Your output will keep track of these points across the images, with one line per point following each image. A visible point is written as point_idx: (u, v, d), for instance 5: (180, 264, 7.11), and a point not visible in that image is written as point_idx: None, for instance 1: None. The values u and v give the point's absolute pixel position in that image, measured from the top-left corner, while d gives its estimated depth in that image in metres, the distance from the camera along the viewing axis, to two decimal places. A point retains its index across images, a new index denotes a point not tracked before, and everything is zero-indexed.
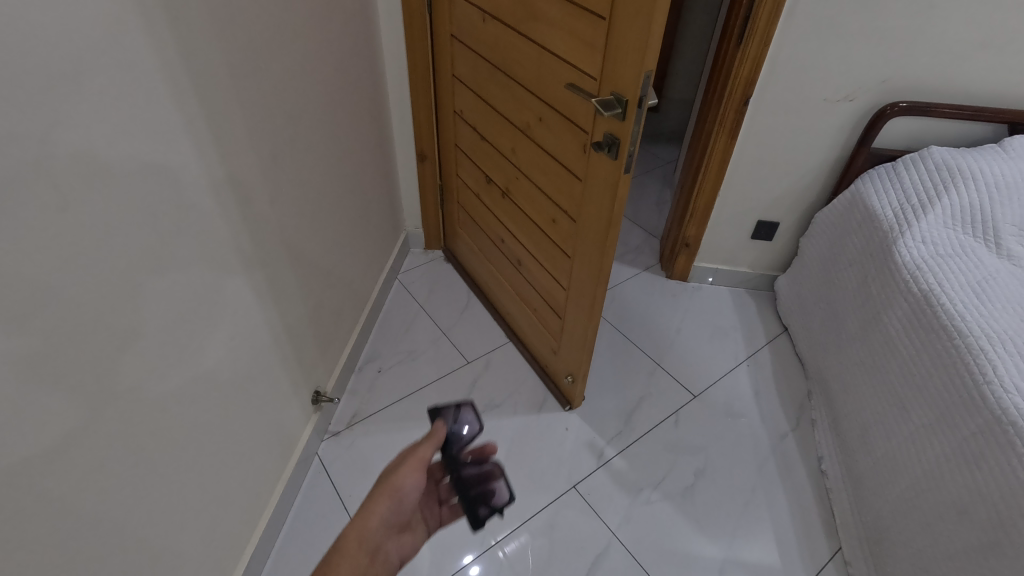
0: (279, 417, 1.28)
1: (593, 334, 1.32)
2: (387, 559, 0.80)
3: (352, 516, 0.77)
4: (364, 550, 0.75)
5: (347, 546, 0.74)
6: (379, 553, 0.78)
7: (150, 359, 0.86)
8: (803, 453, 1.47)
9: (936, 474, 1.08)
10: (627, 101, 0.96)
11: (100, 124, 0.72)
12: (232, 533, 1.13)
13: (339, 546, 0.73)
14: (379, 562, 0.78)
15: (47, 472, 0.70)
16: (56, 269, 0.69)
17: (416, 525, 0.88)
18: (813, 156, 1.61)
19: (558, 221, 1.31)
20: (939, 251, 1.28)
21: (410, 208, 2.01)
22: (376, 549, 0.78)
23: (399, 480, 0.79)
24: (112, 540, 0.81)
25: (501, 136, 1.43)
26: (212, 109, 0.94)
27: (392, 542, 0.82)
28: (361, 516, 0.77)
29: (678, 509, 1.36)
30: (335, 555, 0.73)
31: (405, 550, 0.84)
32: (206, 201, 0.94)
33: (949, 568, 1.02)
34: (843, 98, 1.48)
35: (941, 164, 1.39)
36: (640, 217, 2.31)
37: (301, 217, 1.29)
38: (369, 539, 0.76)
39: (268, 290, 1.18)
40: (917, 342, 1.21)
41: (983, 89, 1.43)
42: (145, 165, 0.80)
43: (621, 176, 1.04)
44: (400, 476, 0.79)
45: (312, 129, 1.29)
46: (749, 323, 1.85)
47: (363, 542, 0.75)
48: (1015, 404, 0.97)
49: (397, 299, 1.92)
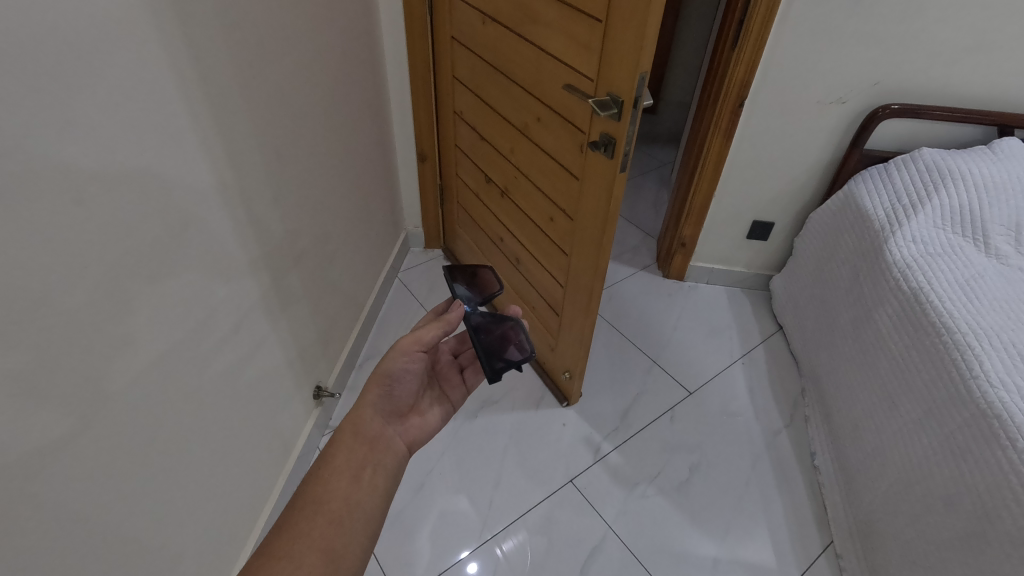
0: (280, 412, 1.30)
1: (590, 330, 1.34)
2: (392, 443, 0.86)
3: (348, 413, 0.86)
4: (361, 438, 0.83)
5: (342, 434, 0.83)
6: (382, 438, 0.85)
7: (154, 351, 0.88)
8: (796, 449, 1.49)
9: (924, 467, 1.10)
10: (623, 102, 0.99)
11: (106, 123, 0.75)
12: (235, 524, 1.15)
13: (337, 436, 0.82)
14: (385, 447, 0.85)
15: (53, 458, 0.72)
16: (63, 264, 0.71)
17: (426, 415, 0.94)
18: (807, 158, 1.64)
19: (556, 219, 1.34)
20: (929, 250, 1.31)
21: (410, 207, 2.03)
22: (377, 437, 0.85)
23: (385, 367, 0.89)
24: (118, 528, 0.83)
25: (500, 136, 1.45)
26: (217, 108, 0.96)
27: (398, 431, 0.89)
28: (354, 411, 0.86)
29: (672, 503, 1.38)
30: (332, 443, 0.81)
31: (414, 436, 0.90)
32: (209, 197, 0.97)
33: (936, 558, 1.04)
34: (836, 101, 1.51)
35: (932, 165, 1.42)
36: (637, 217, 2.33)
37: (304, 214, 1.31)
38: (365, 427, 0.85)
39: (271, 285, 1.21)
40: (907, 339, 1.24)
41: (972, 91, 1.46)
42: (151, 163, 0.83)
43: (617, 174, 1.07)
44: (385, 361, 0.89)
45: (316, 128, 1.32)
46: (744, 321, 1.87)
47: (357, 431, 0.84)
48: (1000, 397, 1.00)
49: (397, 297, 1.94)
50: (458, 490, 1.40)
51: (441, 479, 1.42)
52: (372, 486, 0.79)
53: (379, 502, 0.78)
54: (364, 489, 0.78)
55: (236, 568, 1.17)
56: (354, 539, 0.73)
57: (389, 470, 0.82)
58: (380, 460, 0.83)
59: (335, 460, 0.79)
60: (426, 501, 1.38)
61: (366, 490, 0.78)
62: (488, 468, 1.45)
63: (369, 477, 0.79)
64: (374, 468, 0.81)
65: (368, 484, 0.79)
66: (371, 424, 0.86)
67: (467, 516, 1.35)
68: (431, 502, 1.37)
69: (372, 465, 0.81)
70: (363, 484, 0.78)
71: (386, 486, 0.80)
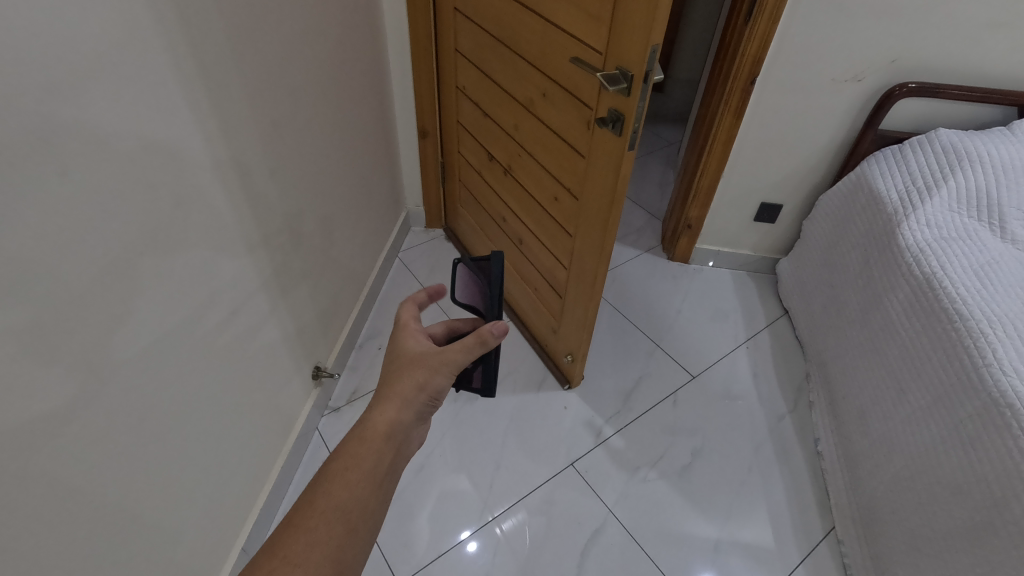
0: (279, 392, 1.29)
1: (593, 312, 1.32)
2: (413, 450, 0.81)
3: (383, 408, 0.76)
4: (393, 440, 0.76)
5: (375, 432, 0.75)
6: (408, 444, 0.79)
7: (151, 334, 0.85)
8: (800, 435, 1.48)
9: (932, 456, 1.09)
10: (633, 76, 0.95)
11: (96, 90, 0.71)
12: (234, 504, 1.15)
13: (366, 432, 0.75)
14: (407, 451, 0.79)
15: (51, 439, 0.70)
16: (52, 237, 0.68)
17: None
18: (818, 138, 1.59)
19: (560, 199, 1.30)
20: (943, 235, 1.27)
21: (411, 185, 2.00)
22: (406, 439, 0.78)
23: (437, 382, 0.79)
24: (118, 507, 0.82)
25: (504, 113, 1.41)
26: (212, 80, 0.92)
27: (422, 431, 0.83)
28: (392, 415, 0.76)
29: (674, 487, 1.37)
30: (362, 439, 0.74)
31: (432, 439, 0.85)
32: (205, 173, 0.93)
33: (941, 547, 1.04)
34: (851, 79, 1.46)
35: (948, 146, 1.38)
36: (642, 198, 2.30)
37: (302, 191, 1.28)
38: (400, 428, 0.77)
39: (269, 264, 1.18)
40: (918, 325, 1.21)
41: (992, 71, 1.41)
42: (143, 135, 0.79)
43: (626, 153, 1.03)
44: (437, 377, 0.79)
45: (314, 101, 1.28)
46: (749, 305, 1.85)
47: (392, 432, 0.76)
48: (1012, 386, 0.97)
49: (397, 277, 1.92)
50: (458, 470, 1.39)
51: (440, 460, 1.41)
52: (389, 496, 0.75)
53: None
54: (382, 499, 0.73)
55: (235, 547, 1.16)
56: (364, 550, 0.69)
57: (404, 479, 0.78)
58: (401, 466, 0.77)
59: (362, 463, 0.73)
60: (426, 481, 1.37)
61: (383, 500, 0.74)
62: (489, 450, 1.44)
63: (390, 487, 0.74)
64: (394, 477, 0.76)
65: (386, 493, 0.75)
66: (407, 428, 0.78)
67: (468, 496, 1.35)
68: (431, 482, 1.37)
69: (394, 472, 0.76)
70: (383, 493, 0.74)
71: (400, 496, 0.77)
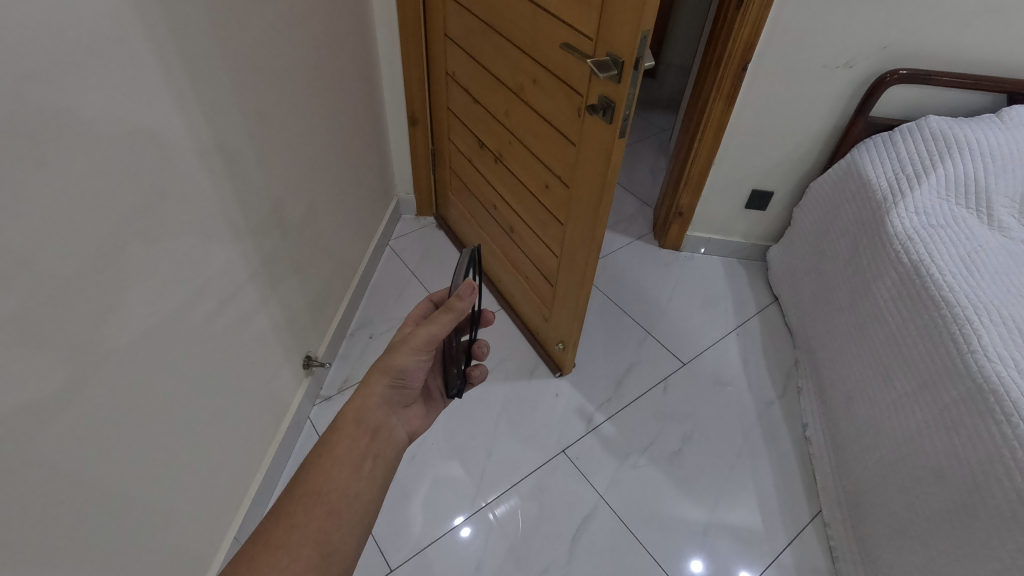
0: (270, 382, 1.28)
1: (584, 300, 1.32)
2: (393, 433, 0.83)
3: (350, 398, 0.81)
4: (364, 427, 0.80)
5: (346, 421, 0.79)
6: (384, 428, 0.82)
7: (138, 326, 0.84)
8: (788, 420, 1.50)
9: (915, 440, 1.11)
10: (623, 63, 0.94)
11: (74, 74, 0.69)
12: (225, 494, 1.14)
13: (338, 422, 0.78)
14: (386, 436, 0.82)
15: (37, 435, 0.70)
16: (33, 226, 0.66)
17: (424, 401, 0.93)
18: (810, 125, 1.59)
19: (551, 186, 1.30)
20: (931, 222, 1.28)
21: (401, 173, 1.98)
22: (379, 426, 0.82)
23: (396, 363, 0.82)
24: (107, 496, 0.82)
25: (494, 99, 1.40)
26: (195, 65, 0.90)
27: (399, 419, 0.86)
28: (361, 397, 0.81)
29: (664, 473, 1.39)
30: (334, 428, 0.78)
31: (415, 424, 0.88)
32: (190, 162, 0.92)
33: (922, 529, 1.06)
34: (843, 65, 1.46)
35: (938, 133, 1.38)
36: (634, 185, 2.29)
37: (289, 179, 1.26)
38: (369, 415, 0.81)
39: (257, 254, 1.16)
40: (906, 312, 1.22)
41: (984, 56, 1.41)
42: (125, 119, 0.77)
43: (617, 140, 1.02)
44: (397, 358, 0.81)
45: (301, 88, 1.25)
46: (739, 292, 1.85)
47: (362, 417, 0.80)
48: (996, 372, 0.99)
49: (388, 265, 1.91)
50: (451, 458, 1.40)
51: (433, 448, 1.41)
52: (372, 478, 0.77)
53: (377, 494, 0.76)
54: (364, 481, 0.76)
55: (227, 537, 1.17)
56: (351, 530, 0.71)
57: (388, 461, 0.80)
58: (380, 450, 0.80)
59: (338, 448, 0.76)
60: (418, 469, 1.37)
61: (365, 481, 0.76)
62: (482, 437, 1.44)
63: (370, 468, 0.77)
64: (375, 459, 0.78)
65: (369, 475, 0.77)
66: (373, 411, 0.82)
67: (460, 483, 1.36)
68: (423, 470, 1.37)
69: (373, 456, 0.79)
70: (364, 475, 0.76)
71: (385, 477, 0.79)
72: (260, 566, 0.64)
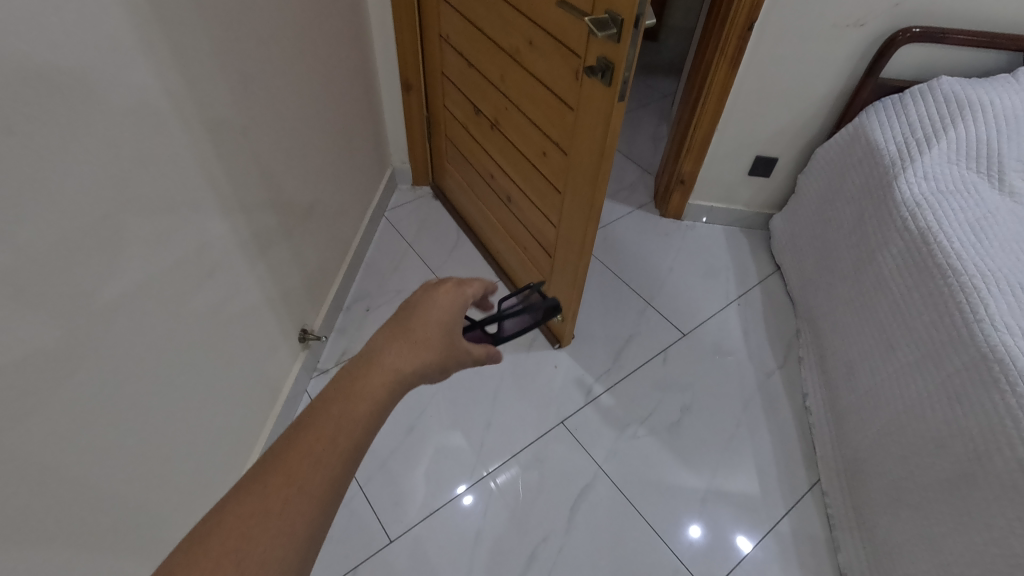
0: (265, 355, 1.27)
1: (583, 270, 1.30)
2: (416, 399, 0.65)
3: (355, 362, 0.61)
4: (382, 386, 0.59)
5: (376, 376, 0.60)
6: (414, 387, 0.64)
7: (124, 305, 0.82)
8: (788, 390, 1.49)
9: (917, 411, 1.10)
10: (623, 21, 0.89)
11: (38, 35, 0.65)
12: (221, 468, 1.14)
13: (355, 372, 0.60)
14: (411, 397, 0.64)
15: (29, 418, 0.68)
16: (9, 199, 0.63)
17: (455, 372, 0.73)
18: (817, 88, 1.54)
19: (548, 154, 1.26)
20: (940, 187, 1.24)
21: (396, 141, 1.93)
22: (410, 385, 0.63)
23: (426, 315, 0.69)
24: (100, 475, 0.81)
25: (488, 63, 1.35)
26: (173, 27, 0.86)
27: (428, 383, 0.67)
28: (396, 353, 0.63)
29: (663, 443, 1.39)
30: (351, 379, 0.59)
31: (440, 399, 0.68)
32: (172, 132, 0.88)
33: (921, 498, 1.06)
34: (853, 25, 1.40)
35: (951, 95, 1.33)
36: (635, 153, 2.24)
37: (279, 147, 1.22)
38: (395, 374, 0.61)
39: (246, 225, 1.13)
40: (911, 280, 1.20)
41: (1000, 14, 1.35)
42: (99, 84, 0.74)
43: (616, 104, 0.99)
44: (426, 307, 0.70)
45: (288, 51, 1.20)
46: (741, 261, 1.83)
47: (400, 374, 0.61)
48: (1003, 341, 0.97)
49: (384, 237, 1.88)
50: (452, 428, 1.40)
51: (433, 420, 1.41)
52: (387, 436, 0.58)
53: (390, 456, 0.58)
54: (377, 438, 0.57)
55: None
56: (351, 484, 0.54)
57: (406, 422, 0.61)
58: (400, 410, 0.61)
59: (357, 397, 0.57)
60: (418, 442, 1.37)
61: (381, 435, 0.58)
62: (480, 409, 1.44)
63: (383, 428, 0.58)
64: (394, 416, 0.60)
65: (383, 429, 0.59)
66: (421, 381, 0.65)
67: (461, 452, 1.36)
68: (424, 442, 1.37)
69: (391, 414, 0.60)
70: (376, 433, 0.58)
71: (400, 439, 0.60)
72: (252, 518, 0.49)
